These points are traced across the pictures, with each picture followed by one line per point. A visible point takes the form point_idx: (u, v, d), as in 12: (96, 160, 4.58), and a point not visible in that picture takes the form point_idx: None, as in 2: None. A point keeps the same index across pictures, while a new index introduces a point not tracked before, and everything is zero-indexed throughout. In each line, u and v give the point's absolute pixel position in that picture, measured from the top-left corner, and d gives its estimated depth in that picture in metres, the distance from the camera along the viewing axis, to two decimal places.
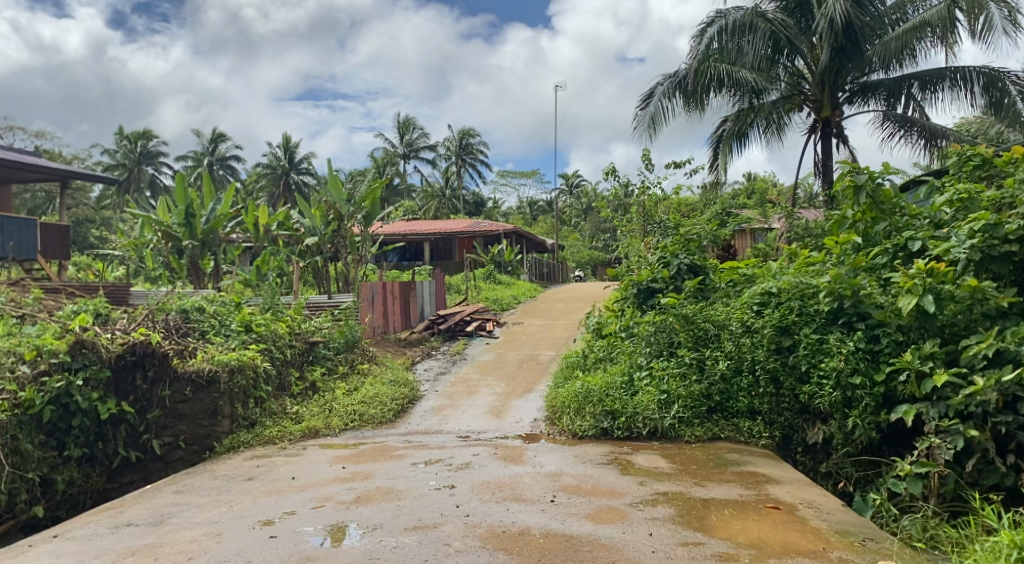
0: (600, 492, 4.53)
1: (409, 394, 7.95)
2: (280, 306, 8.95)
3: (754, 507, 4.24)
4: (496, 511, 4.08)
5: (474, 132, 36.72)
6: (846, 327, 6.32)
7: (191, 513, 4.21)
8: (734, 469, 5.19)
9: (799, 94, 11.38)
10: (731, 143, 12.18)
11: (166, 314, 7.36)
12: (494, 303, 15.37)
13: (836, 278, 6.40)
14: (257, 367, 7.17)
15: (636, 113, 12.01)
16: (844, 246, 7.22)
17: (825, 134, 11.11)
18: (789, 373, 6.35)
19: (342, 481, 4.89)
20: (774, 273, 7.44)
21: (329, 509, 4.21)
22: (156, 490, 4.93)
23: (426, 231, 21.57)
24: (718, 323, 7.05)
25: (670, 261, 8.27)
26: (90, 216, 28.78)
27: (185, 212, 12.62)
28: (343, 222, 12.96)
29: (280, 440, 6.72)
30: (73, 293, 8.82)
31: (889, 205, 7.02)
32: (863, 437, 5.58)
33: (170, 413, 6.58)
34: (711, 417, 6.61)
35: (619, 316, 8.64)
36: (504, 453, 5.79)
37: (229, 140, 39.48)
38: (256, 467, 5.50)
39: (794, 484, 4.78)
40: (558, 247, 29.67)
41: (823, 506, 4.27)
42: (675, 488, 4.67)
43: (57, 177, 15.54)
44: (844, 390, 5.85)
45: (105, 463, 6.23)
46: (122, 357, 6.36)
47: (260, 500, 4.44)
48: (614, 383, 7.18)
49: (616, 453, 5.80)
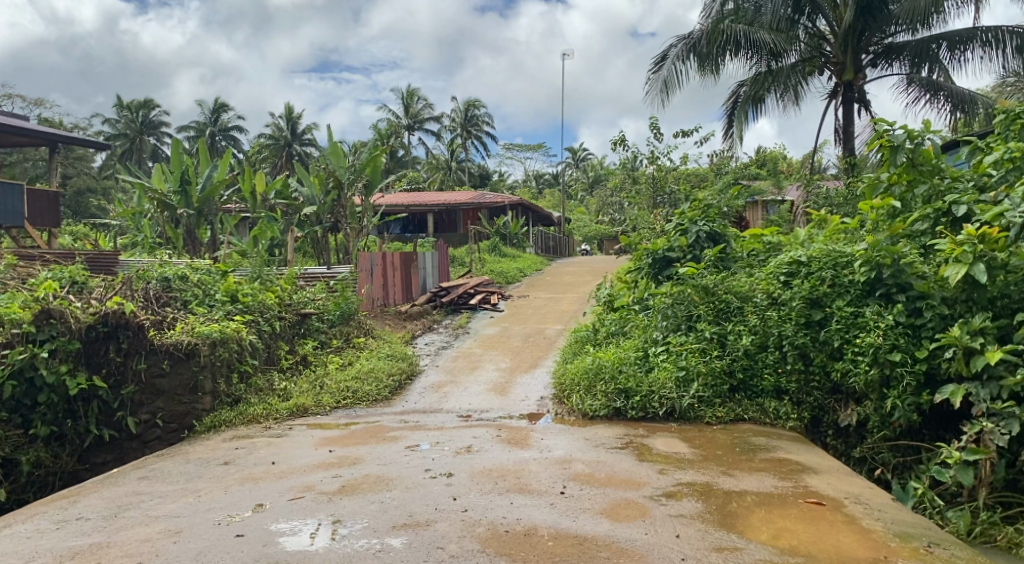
0: (616, 482, 4.01)
1: (406, 370, 7.45)
2: (269, 276, 8.41)
3: (793, 502, 3.71)
4: (498, 505, 3.57)
5: (480, 103, 35.81)
6: (884, 299, 5.74)
7: (150, 506, 3.69)
8: (763, 455, 4.67)
9: (821, 56, 10.50)
10: (748, 109, 11.42)
11: (145, 283, 6.82)
12: (499, 275, 14.80)
13: (873, 246, 5.82)
14: (243, 340, 6.61)
15: (647, 77, 11.26)
16: (878, 211, 6.57)
17: (847, 98, 10.28)
18: (819, 349, 5.80)
19: (326, 467, 4.37)
20: (802, 242, 6.88)
21: (307, 502, 3.70)
22: (119, 476, 4.42)
23: (429, 202, 20.87)
24: (741, 296, 6.51)
25: (688, 228, 7.70)
26: (90, 186, 28.03)
27: (180, 179, 12.06)
28: (343, 190, 12.36)
29: (265, 419, 6.17)
30: (51, 259, 8.25)
31: (929, 166, 6.34)
32: (902, 419, 5.06)
33: (147, 389, 6.07)
34: (734, 397, 6.05)
35: (632, 288, 8.09)
36: (508, 435, 5.28)
37: (231, 110, 38.71)
38: (235, 449, 4.99)
39: (835, 474, 4.26)
40: (564, 221, 29.00)
41: (872, 501, 3.72)
42: (699, 478, 4.14)
43: (46, 143, 14.86)
44: (882, 367, 5.28)
45: (75, 443, 5.75)
46: (93, 328, 5.87)
47: (232, 490, 3.93)
48: (628, 358, 6.62)
49: (631, 436, 5.27)
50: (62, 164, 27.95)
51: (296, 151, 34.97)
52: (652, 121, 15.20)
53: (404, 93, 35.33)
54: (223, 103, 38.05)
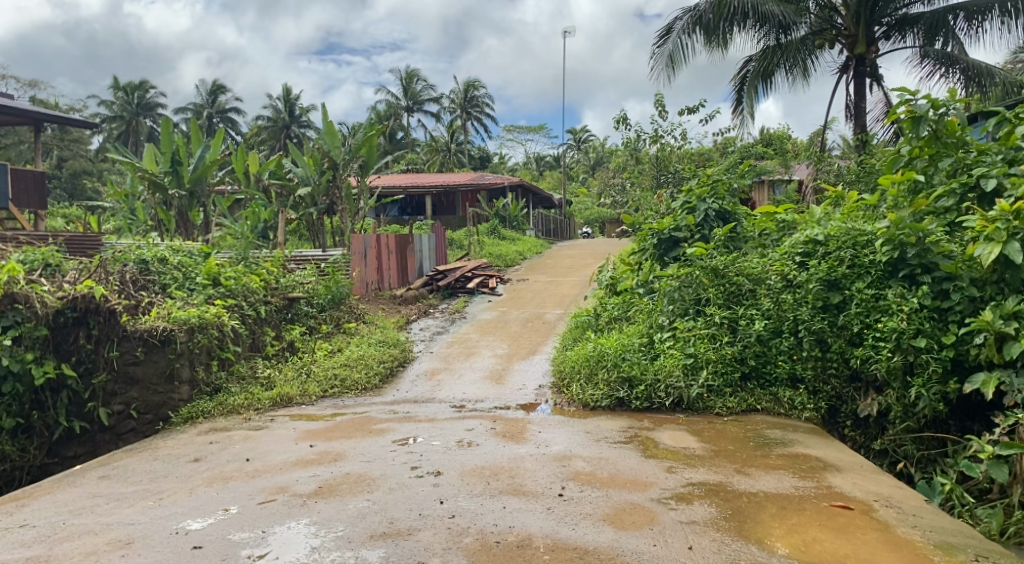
0: (619, 483, 3.65)
1: (398, 356, 7.08)
2: (255, 259, 8.01)
3: (816, 505, 3.35)
4: (489, 510, 3.21)
5: (479, 84, 35.18)
6: (908, 281, 5.34)
7: (105, 510, 3.32)
8: (780, 451, 4.29)
9: (831, 28, 9.97)
10: (757, 85, 10.89)
11: (121, 265, 6.40)
12: (498, 258, 14.40)
13: (896, 223, 5.41)
14: (224, 326, 6.23)
15: (652, 52, 10.70)
16: (899, 187, 6.13)
17: (858, 73, 9.76)
18: (837, 335, 5.42)
19: (303, 466, 4.01)
20: (818, 219, 6.45)
21: (278, 505, 3.33)
22: (79, 474, 4.05)
23: (428, 183, 20.37)
24: (754, 278, 6.10)
25: (696, 206, 7.30)
26: (87, 169, 27.52)
27: (171, 159, 11.55)
28: (338, 171, 11.93)
29: (245, 410, 5.78)
30: (26, 240, 7.79)
31: (954, 138, 5.93)
32: (926, 410, 4.68)
33: (119, 377, 5.63)
34: (745, 386, 5.66)
35: (635, 271, 7.69)
36: (503, 428, 4.91)
37: (228, 92, 38.12)
38: (208, 444, 4.62)
39: (859, 472, 3.90)
40: (565, 203, 28.57)
41: (905, 505, 3.36)
42: (711, 478, 3.76)
43: (32, 122, 14.35)
44: (906, 354, 4.91)
45: (44, 435, 5.36)
46: (61, 313, 5.47)
47: (197, 492, 3.56)
48: (632, 345, 6.20)
49: (635, 429, 4.89)
50: (57, 147, 27.38)
51: (294, 133, 34.45)
52: (655, 99, 14.71)
53: (403, 74, 34.65)
54: (221, 84, 37.45)
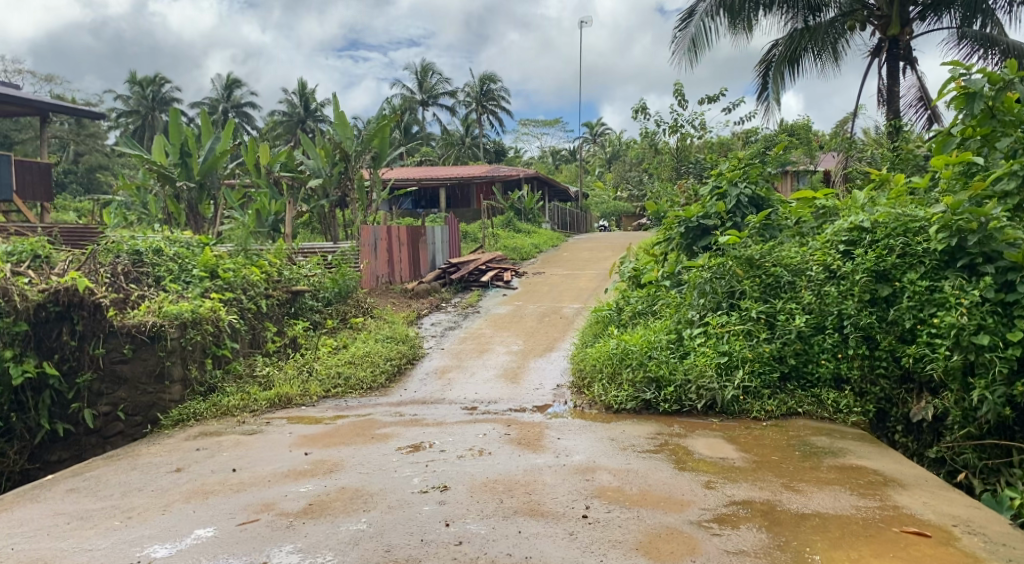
0: (651, 501, 3.18)
1: (406, 353, 6.65)
2: (257, 251, 7.62)
3: (883, 532, 2.86)
4: (504, 536, 2.77)
5: (495, 77, 34.66)
6: (967, 272, 4.78)
7: (63, 532, 2.92)
8: (830, 462, 3.80)
9: (863, 7, 9.21)
10: (784, 70, 10.30)
11: (113, 257, 6.02)
12: (512, 251, 13.93)
13: (953, 208, 4.86)
14: (220, 321, 5.87)
15: (673, 36, 10.16)
16: (953, 168, 5.55)
17: (891, 56, 9.07)
18: (886, 331, 4.90)
19: (296, 478, 3.60)
20: (863, 204, 5.92)
21: (261, 527, 2.91)
22: (49, 485, 3.68)
23: (443, 176, 19.92)
24: (793, 269, 5.59)
25: (727, 191, 6.80)
26: (103, 164, 27.40)
27: (180, 150, 11.17)
28: (349, 162, 11.49)
29: (239, 412, 5.39)
30: (21, 231, 7.46)
31: (1015, 115, 5.28)
32: (990, 415, 4.12)
33: (107, 376, 5.25)
34: (785, 386, 5.15)
35: (660, 263, 7.21)
36: (519, 434, 4.46)
37: (244, 86, 38.02)
38: (195, 451, 4.23)
39: (926, 488, 3.40)
40: (582, 196, 28.09)
41: (990, 534, 2.85)
42: (757, 494, 3.29)
43: (39, 113, 14.05)
44: (966, 352, 4.34)
45: (25, 438, 5.08)
46: (43, 307, 5.11)
47: (172, 510, 3.15)
48: (658, 342, 5.71)
49: (665, 435, 4.42)
50: (73, 141, 27.34)
51: (309, 128, 34.21)
52: (676, 87, 14.15)
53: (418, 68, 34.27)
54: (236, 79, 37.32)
